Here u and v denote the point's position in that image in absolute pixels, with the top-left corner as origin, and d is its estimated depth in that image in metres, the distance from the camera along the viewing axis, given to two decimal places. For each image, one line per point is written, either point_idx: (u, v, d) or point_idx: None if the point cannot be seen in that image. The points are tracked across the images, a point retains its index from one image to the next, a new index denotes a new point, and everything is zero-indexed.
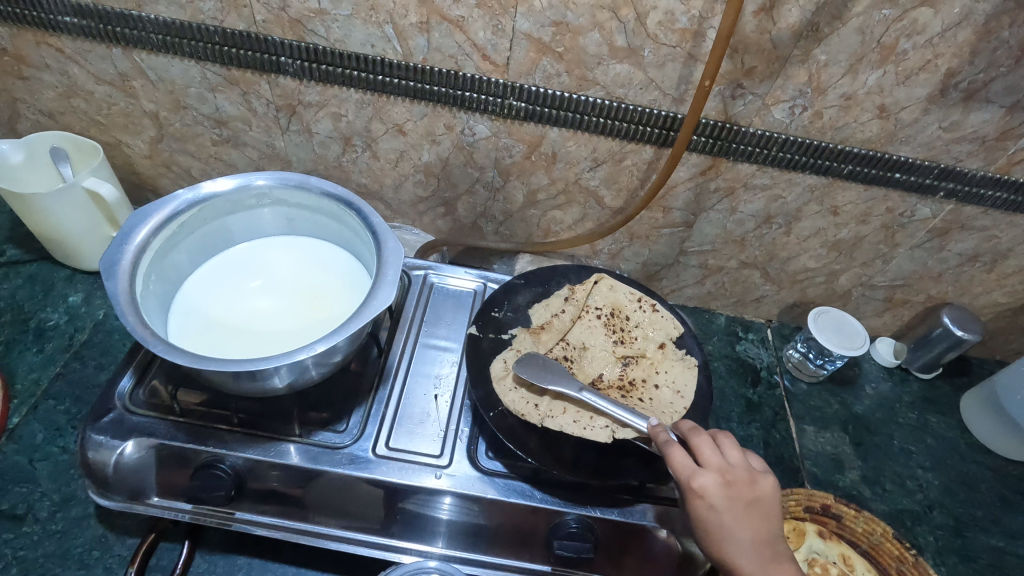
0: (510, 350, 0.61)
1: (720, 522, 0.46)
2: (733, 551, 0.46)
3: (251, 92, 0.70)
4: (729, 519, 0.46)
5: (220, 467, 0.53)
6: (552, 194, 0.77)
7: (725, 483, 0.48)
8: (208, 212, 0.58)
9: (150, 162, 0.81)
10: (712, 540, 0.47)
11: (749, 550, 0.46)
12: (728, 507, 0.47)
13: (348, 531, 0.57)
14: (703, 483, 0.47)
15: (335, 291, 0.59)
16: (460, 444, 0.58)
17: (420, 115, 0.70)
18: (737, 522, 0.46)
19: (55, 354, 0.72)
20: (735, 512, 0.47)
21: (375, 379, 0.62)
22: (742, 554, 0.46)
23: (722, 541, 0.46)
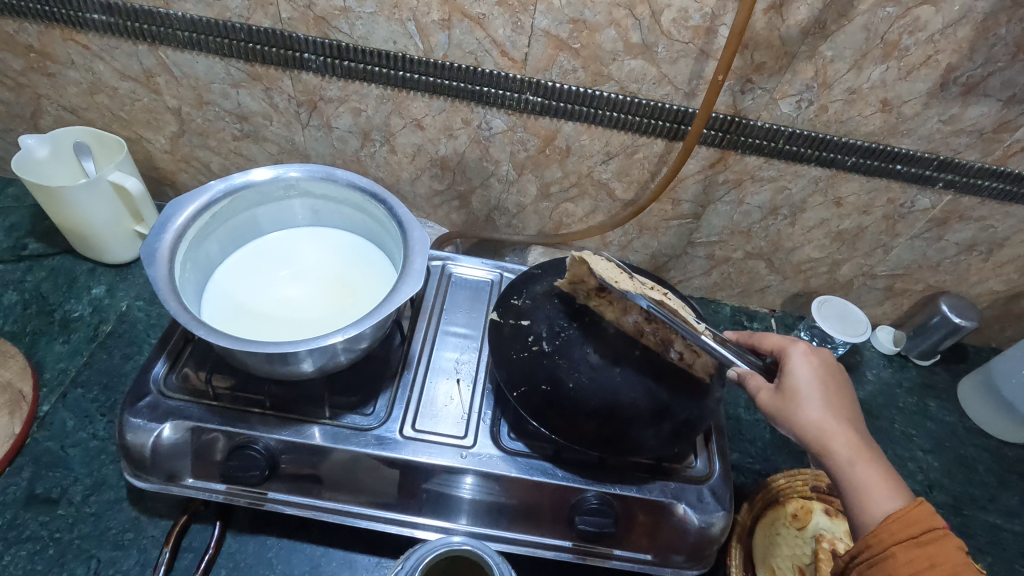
0: (530, 336, 0.63)
1: (808, 389, 0.50)
2: (821, 419, 0.49)
3: (274, 88, 0.72)
4: (821, 392, 0.50)
5: (254, 448, 0.55)
6: (564, 187, 0.80)
7: (821, 363, 0.53)
8: (239, 202, 0.60)
9: (170, 157, 0.83)
10: (796, 398, 0.50)
11: (840, 423, 0.48)
12: (820, 381, 0.51)
13: (377, 510, 0.59)
14: (798, 354, 0.53)
15: (361, 280, 0.62)
16: (483, 426, 0.60)
17: (438, 110, 0.72)
18: (829, 395, 0.50)
19: (81, 344, 0.74)
20: (827, 386, 0.51)
21: (399, 365, 0.64)
22: (832, 422, 0.48)
23: (809, 404, 0.49)
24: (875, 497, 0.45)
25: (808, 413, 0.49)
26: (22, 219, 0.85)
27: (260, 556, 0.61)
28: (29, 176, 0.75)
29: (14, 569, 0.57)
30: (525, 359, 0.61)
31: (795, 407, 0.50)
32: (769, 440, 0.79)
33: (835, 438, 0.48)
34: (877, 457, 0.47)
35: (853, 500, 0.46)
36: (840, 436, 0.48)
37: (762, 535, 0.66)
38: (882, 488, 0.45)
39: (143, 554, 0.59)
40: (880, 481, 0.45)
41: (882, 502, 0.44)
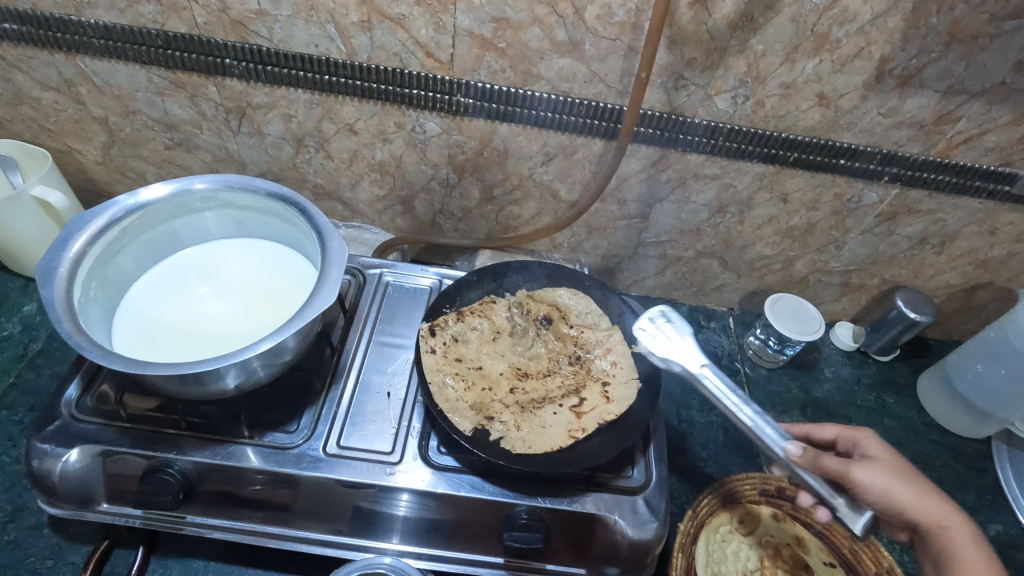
0: (440, 339, 0.61)
1: (878, 478, 0.50)
2: (923, 496, 0.49)
3: (200, 95, 0.70)
4: (899, 473, 0.50)
5: (169, 471, 0.53)
6: (507, 189, 0.78)
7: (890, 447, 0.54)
8: (152, 217, 0.57)
9: (103, 168, 0.81)
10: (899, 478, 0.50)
11: (938, 504, 0.50)
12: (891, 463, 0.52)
13: (301, 531, 0.58)
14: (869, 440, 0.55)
15: (284, 293, 0.60)
16: (411, 440, 0.59)
17: (370, 114, 0.70)
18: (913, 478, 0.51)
19: (9, 364, 0.72)
20: (902, 470, 0.51)
21: (327, 378, 0.62)
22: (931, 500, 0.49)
23: (892, 487, 0.49)
24: (972, 575, 0.47)
25: (908, 502, 0.49)
26: None
27: None
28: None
29: None
30: (436, 367, 0.58)
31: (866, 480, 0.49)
32: (721, 443, 0.78)
33: (946, 524, 0.49)
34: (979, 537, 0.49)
35: (947, 575, 0.48)
36: (942, 518, 0.49)
37: (705, 544, 0.64)
38: (978, 566, 0.47)
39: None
40: (980, 560, 0.48)
41: None
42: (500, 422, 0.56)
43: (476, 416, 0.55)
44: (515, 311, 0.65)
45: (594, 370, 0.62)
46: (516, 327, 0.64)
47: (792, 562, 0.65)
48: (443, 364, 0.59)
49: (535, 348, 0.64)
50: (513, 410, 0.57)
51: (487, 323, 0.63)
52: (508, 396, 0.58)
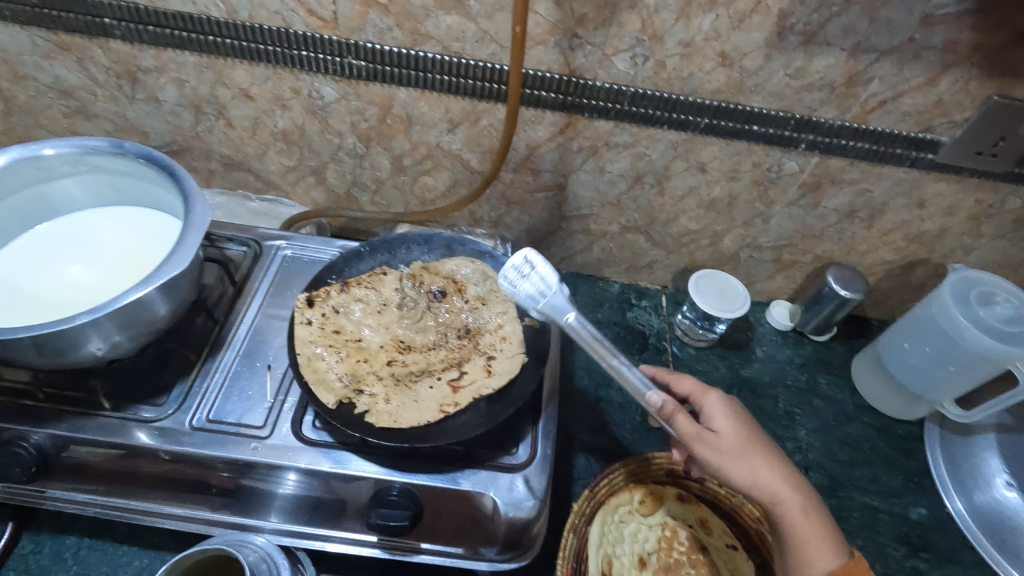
0: (317, 312, 0.58)
1: (727, 457, 0.50)
2: (738, 472, 0.50)
3: (87, 58, 0.67)
4: (749, 448, 0.51)
5: (22, 445, 0.51)
6: (417, 159, 0.75)
7: (729, 408, 0.53)
8: (13, 180, 0.55)
9: (7, 138, 0.78)
10: (738, 456, 0.50)
11: (788, 487, 0.50)
12: (746, 434, 0.52)
13: (167, 509, 0.55)
14: (716, 405, 0.54)
15: (154, 260, 0.57)
16: (286, 414, 0.56)
17: (263, 78, 0.67)
18: (762, 457, 0.51)
19: None
20: (746, 443, 0.51)
21: (204, 350, 0.59)
22: (772, 483, 0.50)
23: (752, 471, 0.50)
24: (813, 554, 0.48)
25: (760, 479, 0.50)
26: None
27: (56, 556, 0.57)
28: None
29: None
30: (309, 339, 0.55)
31: (718, 453, 0.50)
32: (638, 422, 0.75)
33: (781, 501, 0.50)
34: (816, 512, 0.50)
35: (792, 554, 0.49)
36: (788, 498, 0.50)
37: (600, 525, 0.61)
38: (823, 546, 0.48)
39: None
40: (820, 540, 0.49)
41: (819, 559, 0.48)
42: (368, 396, 0.53)
43: (344, 389, 0.53)
44: (406, 283, 0.62)
45: (481, 342, 0.59)
46: (405, 299, 0.61)
47: (691, 543, 0.62)
48: (315, 335, 0.56)
49: (425, 321, 0.61)
50: (385, 382, 0.54)
51: (374, 295, 0.61)
52: (384, 369, 0.56)
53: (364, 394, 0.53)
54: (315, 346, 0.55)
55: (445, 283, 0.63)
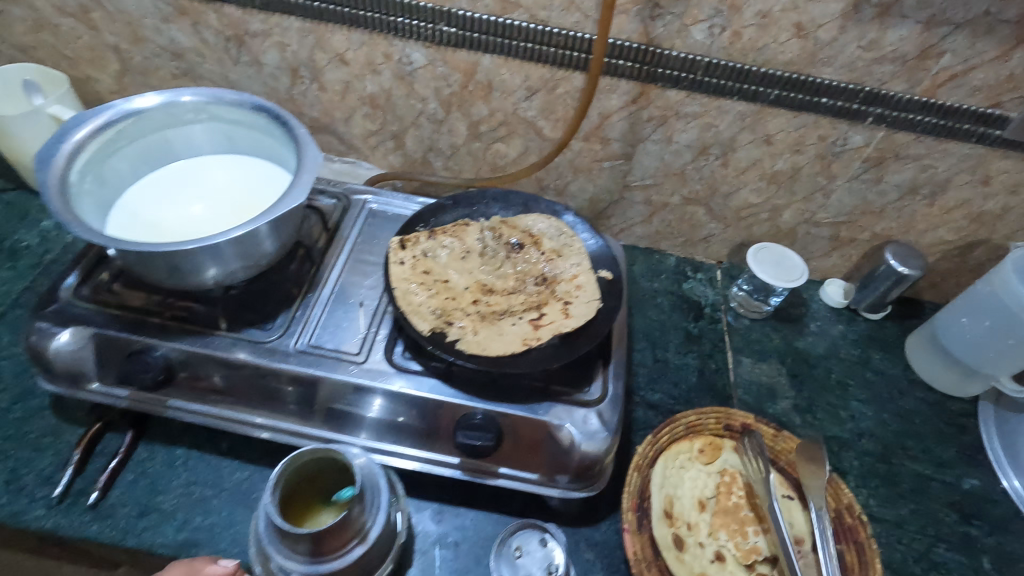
0: (409, 254, 0.63)
1: None
2: None
3: (202, 22, 0.74)
4: None
5: (150, 354, 0.58)
6: (493, 126, 0.80)
7: None
8: (146, 123, 0.62)
9: (118, 98, 0.86)
10: None
11: None
12: None
13: (270, 422, 0.61)
14: None
15: (263, 201, 0.63)
16: (378, 344, 0.62)
17: (359, 43, 0.73)
18: None
19: (26, 271, 0.78)
20: None
21: (304, 286, 0.65)
22: None
23: None
24: None
25: None
26: None
27: (169, 463, 0.64)
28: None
29: None
30: (403, 276, 0.61)
31: None
32: (694, 383, 0.78)
33: None
34: None
35: None
36: None
37: (662, 468, 0.65)
38: None
39: (59, 455, 0.63)
40: None
41: None
42: (457, 328, 0.58)
43: (436, 320, 0.58)
44: (487, 234, 0.67)
45: (558, 289, 0.63)
46: (486, 248, 0.66)
47: (748, 491, 0.65)
48: (408, 273, 0.61)
49: (504, 268, 0.65)
50: (471, 317, 0.59)
51: (459, 242, 0.65)
52: (470, 307, 0.61)
53: (453, 326, 0.58)
54: (408, 283, 0.60)
55: (522, 235, 0.68)
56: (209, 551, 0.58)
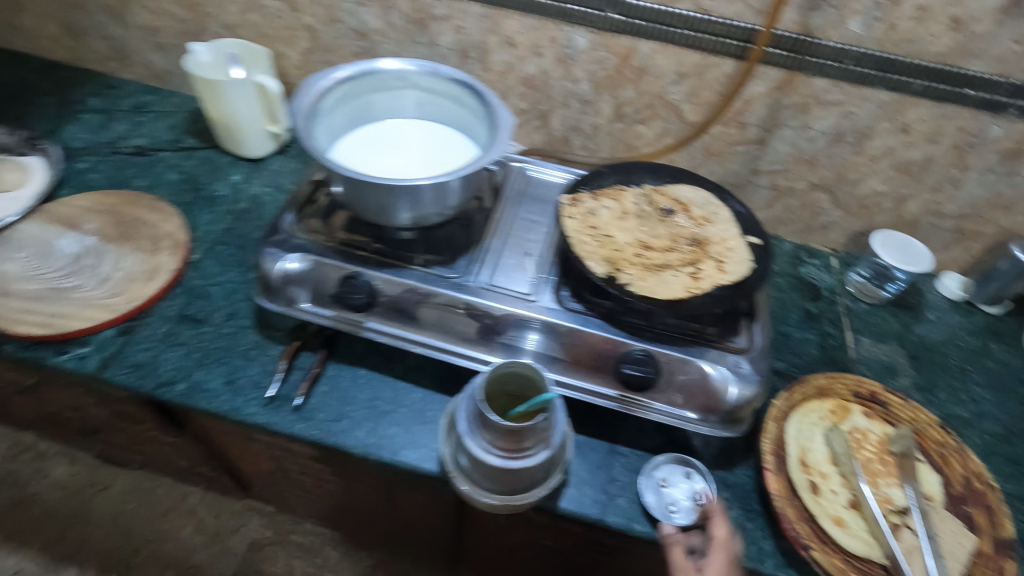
0: (578, 210, 0.71)
1: None
2: None
3: (393, 6, 0.85)
4: None
5: (359, 279, 0.67)
6: (637, 108, 0.87)
7: None
8: (361, 87, 0.72)
9: (301, 73, 0.98)
10: None
11: None
12: None
13: (449, 345, 0.69)
14: None
15: (451, 159, 0.72)
16: (546, 288, 0.70)
17: (530, 28, 0.82)
18: None
19: (223, 215, 0.90)
20: None
21: (479, 236, 0.75)
22: None
23: None
24: None
25: None
26: (182, 122, 1.04)
27: (354, 380, 0.73)
28: (191, 69, 0.89)
29: (173, 361, 0.73)
30: (576, 228, 0.69)
31: None
32: (816, 356, 0.83)
33: None
34: None
35: None
36: None
37: (796, 422, 0.70)
38: None
39: (261, 365, 0.73)
40: None
41: None
42: (626, 273, 0.65)
43: (608, 265, 0.66)
44: (642, 199, 0.75)
45: (710, 249, 0.70)
46: (642, 211, 0.73)
47: (880, 447, 0.70)
48: (579, 225, 0.69)
49: (659, 228, 0.72)
50: (637, 266, 0.67)
51: (618, 204, 0.73)
52: (634, 257, 0.68)
53: (623, 272, 0.66)
54: (580, 233, 0.68)
55: (673, 202, 0.75)
56: (383, 454, 0.67)
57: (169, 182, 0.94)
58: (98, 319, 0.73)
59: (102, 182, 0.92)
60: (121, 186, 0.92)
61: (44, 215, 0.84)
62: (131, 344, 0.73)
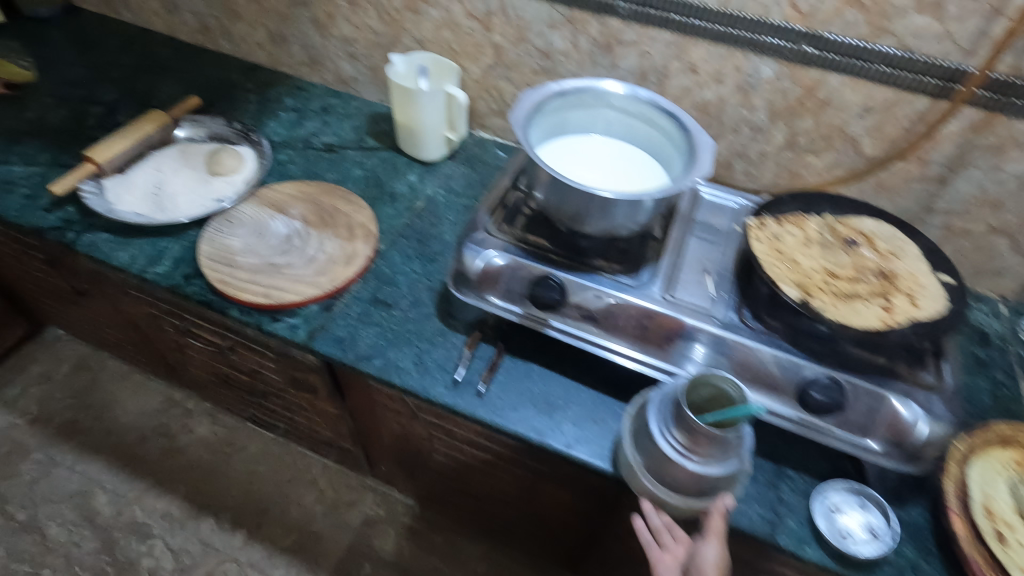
0: (764, 235, 0.73)
1: None
2: None
3: (582, 30, 0.91)
4: None
5: (552, 280, 0.73)
6: (812, 139, 0.88)
7: None
8: (562, 103, 0.78)
9: (477, 86, 1.06)
10: None
11: None
12: None
13: (628, 350, 0.73)
14: None
15: (640, 176, 0.76)
16: (727, 305, 0.72)
17: (716, 56, 0.85)
18: None
19: (402, 210, 0.98)
20: None
21: (658, 250, 0.78)
22: None
23: None
24: None
25: None
26: (362, 124, 1.14)
27: (529, 375, 0.78)
28: (393, 79, 0.99)
29: (368, 339, 0.80)
30: (765, 252, 0.71)
31: None
32: (988, 403, 0.81)
33: None
34: None
35: None
36: None
37: (978, 470, 0.68)
38: None
39: (446, 350, 0.80)
40: None
41: None
42: (818, 301, 0.67)
43: (800, 292, 0.68)
44: (825, 229, 0.76)
45: (901, 283, 0.70)
46: (825, 239, 0.75)
47: None
48: (768, 251, 0.72)
49: (845, 257, 0.73)
50: (829, 294, 0.68)
51: (802, 231, 0.75)
52: (823, 285, 0.69)
53: (814, 299, 0.68)
54: (769, 258, 0.71)
55: (857, 233, 0.76)
56: (558, 446, 0.72)
57: (355, 177, 1.04)
58: (308, 294, 0.82)
59: (299, 173, 1.03)
60: (315, 178, 1.02)
61: (257, 199, 0.95)
62: (333, 319, 0.82)
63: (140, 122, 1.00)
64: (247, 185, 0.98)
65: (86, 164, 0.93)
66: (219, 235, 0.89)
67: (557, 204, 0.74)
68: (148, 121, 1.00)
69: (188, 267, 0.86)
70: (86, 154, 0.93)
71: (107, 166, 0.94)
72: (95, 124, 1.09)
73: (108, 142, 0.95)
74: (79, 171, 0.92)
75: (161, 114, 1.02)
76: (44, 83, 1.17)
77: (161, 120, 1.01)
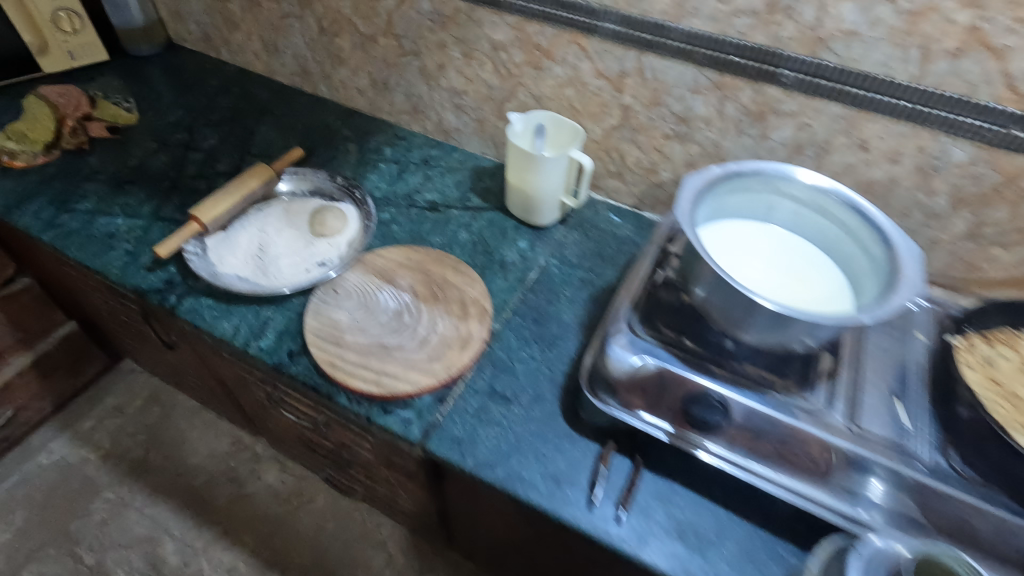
0: (971, 357, 0.66)
1: None
2: None
3: (732, 97, 0.81)
4: None
5: (713, 398, 0.63)
6: (1003, 230, 0.76)
7: None
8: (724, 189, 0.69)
9: (596, 146, 0.98)
10: None
11: None
12: None
13: (801, 485, 0.63)
14: None
15: (815, 278, 0.66)
16: (925, 440, 0.61)
17: (896, 134, 0.74)
18: None
19: (515, 283, 0.90)
20: None
21: (833, 361, 0.67)
22: None
23: None
24: None
25: None
26: (466, 179, 1.08)
27: (673, 497, 0.68)
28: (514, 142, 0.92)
29: (488, 442, 0.72)
30: (977, 379, 0.64)
31: None
32: None
33: None
34: None
35: None
36: None
37: None
38: None
39: (571, 458, 0.71)
40: None
41: None
42: None
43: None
44: None
45: None
46: None
47: None
48: (979, 377, 0.64)
49: None
50: None
51: (1016, 353, 0.67)
52: None
53: None
54: (982, 387, 0.64)
55: None
56: None
57: (461, 241, 0.96)
58: (422, 384, 0.75)
59: (403, 235, 0.97)
60: (420, 241, 0.96)
61: (361, 265, 0.89)
62: (449, 415, 0.75)
63: (243, 176, 0.95)
64: (352, 247, 0.93)
65: (192, 224, 0.88)
66: (325, 308, 0.83)
67: (721, 303, 0.63)
68: (251, 176, 0.95)
69: (294, 344, 0.81)
70: (192, 214, 0.88)
71: (210, 227, 0.89)
72: (194, 173, 1.05)
73: (212, 200, 0.90)
74: (184, 231, 0.87)
75: (264, 168, 0.97)
76: (143, 126, 1.14)
77: (265, 175, 0.96)
